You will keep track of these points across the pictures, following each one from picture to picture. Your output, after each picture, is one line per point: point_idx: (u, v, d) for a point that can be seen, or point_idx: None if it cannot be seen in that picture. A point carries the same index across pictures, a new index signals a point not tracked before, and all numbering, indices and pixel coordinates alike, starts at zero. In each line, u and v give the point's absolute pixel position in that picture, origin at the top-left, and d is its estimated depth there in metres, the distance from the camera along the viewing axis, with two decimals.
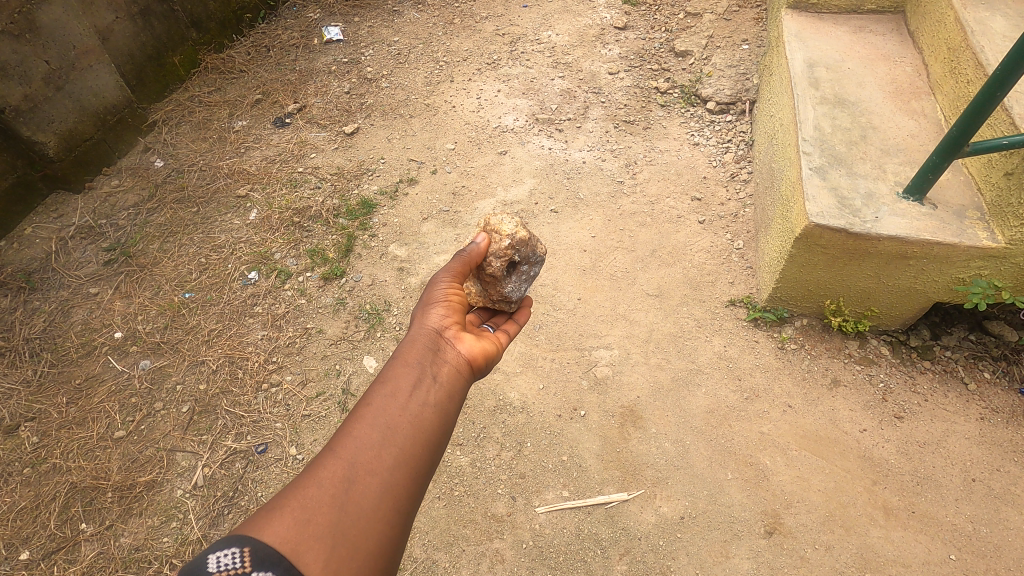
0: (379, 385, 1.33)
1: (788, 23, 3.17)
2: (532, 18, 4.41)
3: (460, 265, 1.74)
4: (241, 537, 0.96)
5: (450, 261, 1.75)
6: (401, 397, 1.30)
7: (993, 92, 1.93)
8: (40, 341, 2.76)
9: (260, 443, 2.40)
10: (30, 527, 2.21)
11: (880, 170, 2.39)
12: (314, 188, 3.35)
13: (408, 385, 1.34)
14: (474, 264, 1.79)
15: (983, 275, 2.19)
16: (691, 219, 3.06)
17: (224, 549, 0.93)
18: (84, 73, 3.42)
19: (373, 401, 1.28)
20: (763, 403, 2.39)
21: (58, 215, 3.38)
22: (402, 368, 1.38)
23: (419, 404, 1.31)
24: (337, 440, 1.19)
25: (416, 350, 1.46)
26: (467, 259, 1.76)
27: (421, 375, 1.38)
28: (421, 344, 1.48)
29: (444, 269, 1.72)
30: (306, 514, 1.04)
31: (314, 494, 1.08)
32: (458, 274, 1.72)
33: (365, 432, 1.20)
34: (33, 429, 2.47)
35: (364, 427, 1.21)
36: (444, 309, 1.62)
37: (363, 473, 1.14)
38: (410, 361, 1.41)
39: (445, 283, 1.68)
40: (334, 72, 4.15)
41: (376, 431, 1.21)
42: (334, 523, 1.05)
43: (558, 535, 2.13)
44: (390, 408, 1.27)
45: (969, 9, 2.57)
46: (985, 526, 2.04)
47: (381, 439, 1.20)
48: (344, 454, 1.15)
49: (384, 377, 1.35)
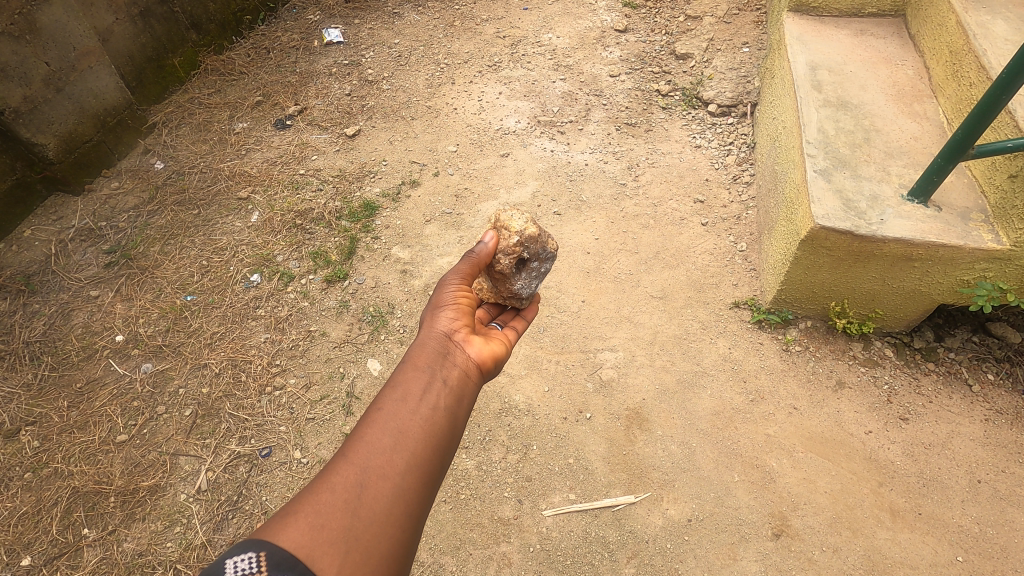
0: (388, 390, 1.32)
1: (790, 26, 3.18)
2: (532, 21, 4.42)
3: (470, 266, 1.72)
4: (257, 542, 0.95)
5: (459, 263, 1.74)
6: (411, 402, 1.29)
7: (998, 95, 1.94)
8: (40, 344, 2.74)
9: (264, 447, 2.39)
10: (32, 532, 2.19)
11: (884, 173, 2.39)
12: (316, 190, 3.34)
13: (418, 390, 1.33)
14: (483, 264, 1.77)
15: (988, 277, 2.20)
16: (694, 221, 3.07)
17: (240, 554, 0.92)
18: (84, 75, 3.40)
19: (383, 406, 1.27)
20: (769, 405, 2.39)
21: (57, 217, 3.35)
22: (412, 373, 1.38)
23: (429, 407, 1.30)
24: (350, 445, 1.18)
25: (426, 354, 1.45)
26: (476, 259, 1.74)
27: (431, 379, 1.37)
28: (430, 348, 1.47)
29: (453, 270, 1.70)
30: (320, 519, 1.03)
31: (327, 500, 1.07)
32: (467, 276, 1.71)
33: (376, 437, 1.19)
34: (34, 434, 2.45)
35: (375, 432, 1.20)
36: (453, 312, 1.60)
37: (375, 477, 1.13)
38: (420, 366, 1.40)
39: (454, 285, 1.67)
40: (334, 74, 4.14)
41: (387, 436, 1.20)
42: (348, 528, 1.04)
43: (565, 539, 2.12)
44: (401, 412, 1.26)
45: (971, 13, 2.58)
46: (991, 527, 2.04)
47: (392, 443, 1.19)
48: (357, 459, 1.15)
49: (394, 382, 1.34)
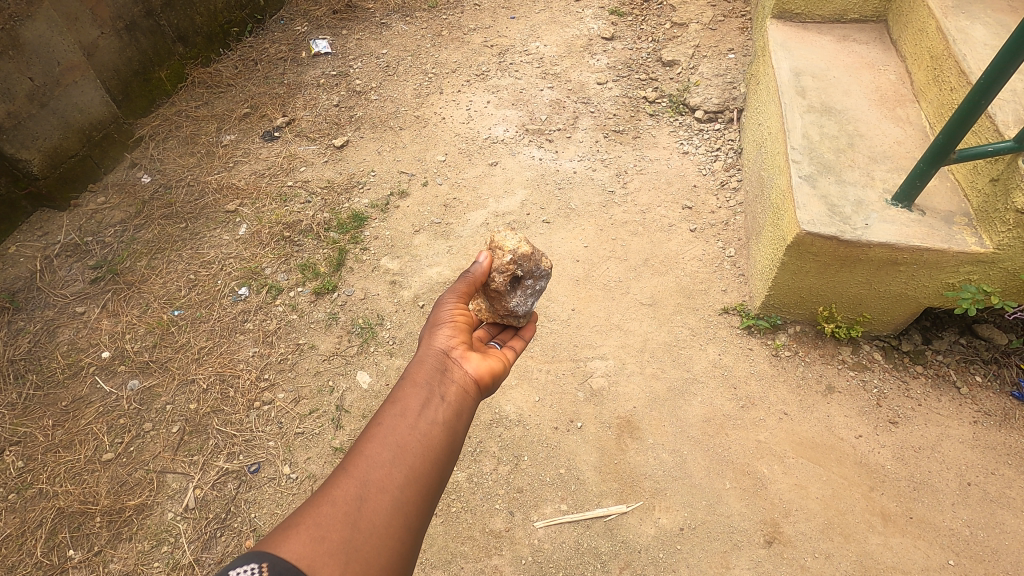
0: (388, 406, 1.31)
1: (775, 33, 3.20)
2: (519, 29, 4.44)
3: (466, 285, 1.71)
4: (259, 553, 0.94)
5: (455, 282, 1.73)
6: (410, 417, 1.28)
7: (977, 100, 1.95)
8: (25, 362, 2.70)
9: (253, 463, 2.36)
10: (16, 555, 2.15)
11: (868, 177, 2.41)
12: (304, 203, 3.32)
13: (416, 405, 1.31)
14: (479, 282, 1.76)
15: (972, 280, 2.22)
16: (681, 228, 3.08)
17: (243, 564, 0.91)
18: (69, 90, 3.38)
19: (382, 421, 1.26)
20: (759, 410, 2.39)
21: (43, 232, 3.32)
22: (411, 388, 1.36)
23: (428, 422, 1.29)
24: (349, 458, 1.17)
25: (425, 370, 1.44)
26: (473, 278, 1.73)
27: (430, 395, 1.36)
28: (429, 364, 1.46)
29: (449, 289, 1.70)
30: (320, 530, 1.02)
31: (328, 512, 1.06)
32: (463, 294, 1.70)
33: (376, 451, 1.18)
34: (19, 454, 2.41)
35: (375, 446, 1.19)
36: (451, 329, 1.59)
37: (375, 490, 1.12)
38: (418, 381, 1.39)
39: (451, 304, 1.66)
40: (323, 85, 4.14)
41: (387, 450, 1.19)
42: (347, 540, 1.03)
43: (558, 550, 2.11)
44: (401, 426, 1.25)
45: (951, 18, 2.61)
46: (982, 530, 2.04)
47: (392, 457, 1.18)
48: (356, 472, 1.14)
49: (392, 398, 1.33)
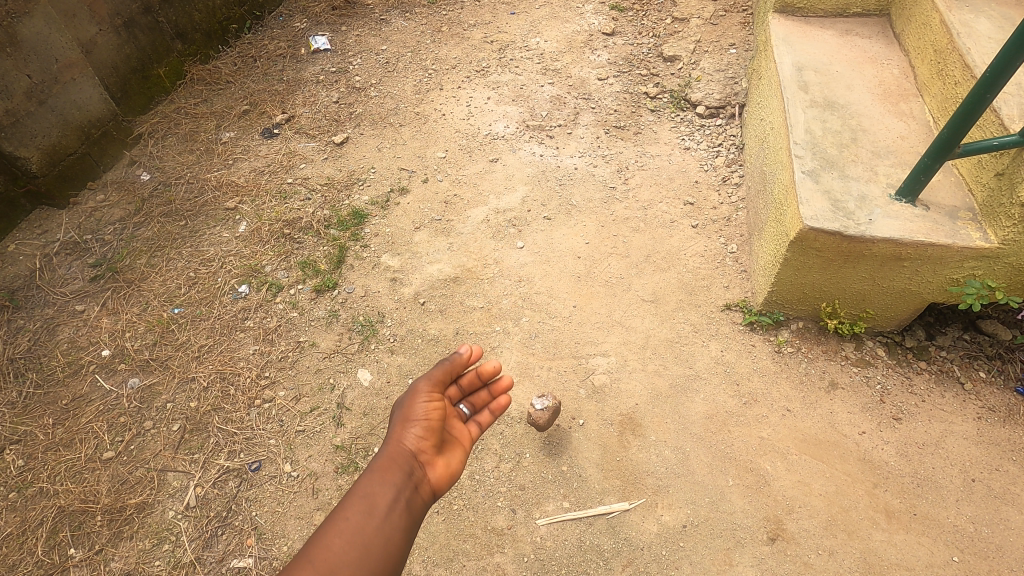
0: (347, 505, 1.30)
1: (777, 28, 3.17)
2: (520, 25, 4.41)
3: (444, 374, 1.63)
4: None
5: (432, 368, 1.64)
6: (367, 523, 1.27)
7: (983, 94, 1.93)
8: (25, 360, 2.69)
9: (254, 461, 2.36)
10: (17, 554, 2.15)
11: (872, 173, 2.39)
12: (304, 200, 3.31)
13: (377, 511, 1.30)
14: (456, 370, 1.68)
15: (977, 275, 2.21)
16: (684, 224, 3.06)
17: None
18: (67, 87, 3.37)
19: (341, 521, 1.25)
20: (762, 407, 2.38)
21: (42, 231, 3.30)
22: (375, 489, 1.34)
23: (384, 532, 1.27)
24: (301, 559, 1.17)
25: (391, 468, 1.40)
26: (450, 368, 1.65)
27: (392, 501, 1.34)
28: (396, 463, 1.42)
29: (426, 376, 1.61)
30: None
31: None
32: (440, 382, 1.62)
33: (328, 558, 1.18)
34: (19, 453, 2.40)
35: (327, 554, 1.18)
36: (425, 429, 1.51)
37: None
38: (384, 482, 1.36)
39: (426, 397, 1.57)
40: (322, 82, 4.12)
41: (339, 557, 1.19)
42: None
43: (560, 548, 2.10)
44: (356, 534, 1.24)
45: (954, 11, 2.59)
46: (986, 526, 2.03)
47: (343, 566, 1.18)
48: None
49: (354, 495, 1.32)
